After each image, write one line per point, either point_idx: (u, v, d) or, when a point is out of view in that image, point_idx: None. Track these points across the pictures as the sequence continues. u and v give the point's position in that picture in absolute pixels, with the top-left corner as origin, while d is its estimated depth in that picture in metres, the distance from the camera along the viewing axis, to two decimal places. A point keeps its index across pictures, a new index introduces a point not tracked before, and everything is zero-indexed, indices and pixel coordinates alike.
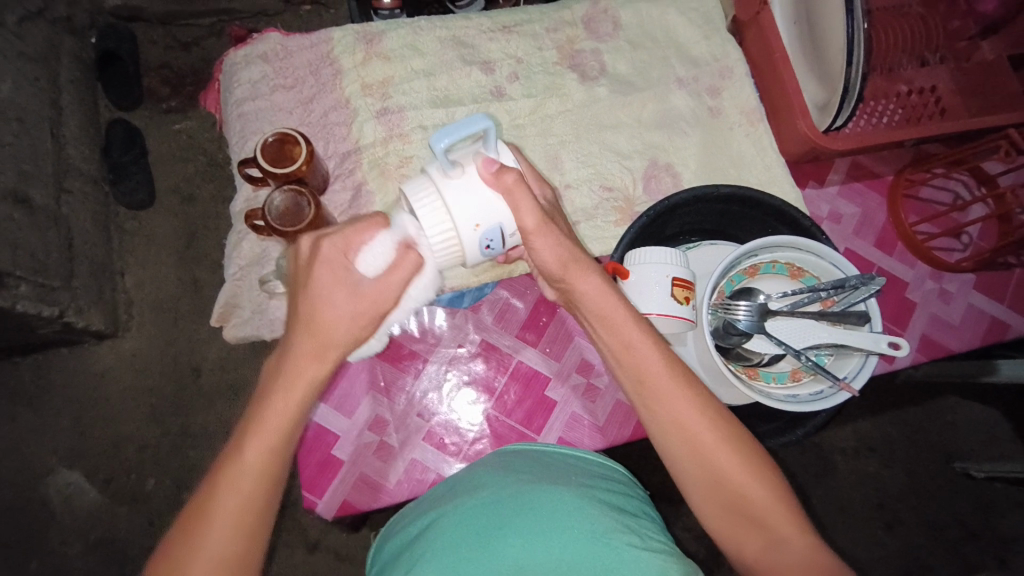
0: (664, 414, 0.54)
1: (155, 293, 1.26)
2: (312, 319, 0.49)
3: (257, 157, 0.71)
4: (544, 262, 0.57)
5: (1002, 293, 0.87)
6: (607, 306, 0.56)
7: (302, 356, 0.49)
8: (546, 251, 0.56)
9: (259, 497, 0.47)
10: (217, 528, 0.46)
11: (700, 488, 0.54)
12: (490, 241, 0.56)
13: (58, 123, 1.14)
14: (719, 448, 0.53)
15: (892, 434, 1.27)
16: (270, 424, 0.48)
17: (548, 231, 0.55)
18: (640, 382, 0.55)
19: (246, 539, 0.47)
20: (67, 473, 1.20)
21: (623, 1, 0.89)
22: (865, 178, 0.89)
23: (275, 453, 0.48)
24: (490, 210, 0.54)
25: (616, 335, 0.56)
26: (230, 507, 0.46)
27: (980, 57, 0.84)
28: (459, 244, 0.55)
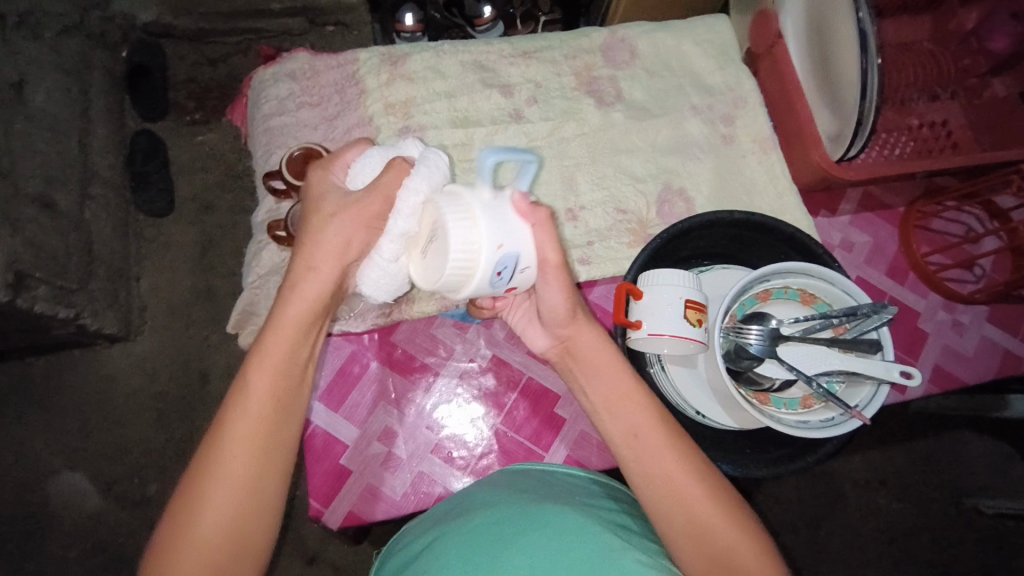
0: (648, 464, 0.55)
1: (169, 300, 1.28)
2: (312, 245, 0.53)
3: (283, 170, 0.74)
4: (551, 305, 0.58)
5: (1015, 326, 0.86)
6: (598, 355, 0.60)
7: (300, 279, 0.54)
8: (555, 293, 0.58)
9: (264, 424, 0.51)
10: (227, 462, 0.49)
11: (686, 541, 0.53)
12: (503, 268, 0.51)
13: (87, 132, 1.18)
14: (703, 498, 0.53)
15: (903, 467, 1.25)
16: (271, 358, 0.52)
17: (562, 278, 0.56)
18: (627, 431, 0.57)
19: (254, 463, 0.50)
20: (70, 476, 1.20)
21: (640, 31, 0.92)
22: (877, 209, 0.90)
23: (277, 385, 0.52)
24: (518, 237, 0.51)
25: (608, 380, 0.59)
26: (239, 440, 0.50)
27: (991, 93, 0.86)
28: (476, 259, 0.50)
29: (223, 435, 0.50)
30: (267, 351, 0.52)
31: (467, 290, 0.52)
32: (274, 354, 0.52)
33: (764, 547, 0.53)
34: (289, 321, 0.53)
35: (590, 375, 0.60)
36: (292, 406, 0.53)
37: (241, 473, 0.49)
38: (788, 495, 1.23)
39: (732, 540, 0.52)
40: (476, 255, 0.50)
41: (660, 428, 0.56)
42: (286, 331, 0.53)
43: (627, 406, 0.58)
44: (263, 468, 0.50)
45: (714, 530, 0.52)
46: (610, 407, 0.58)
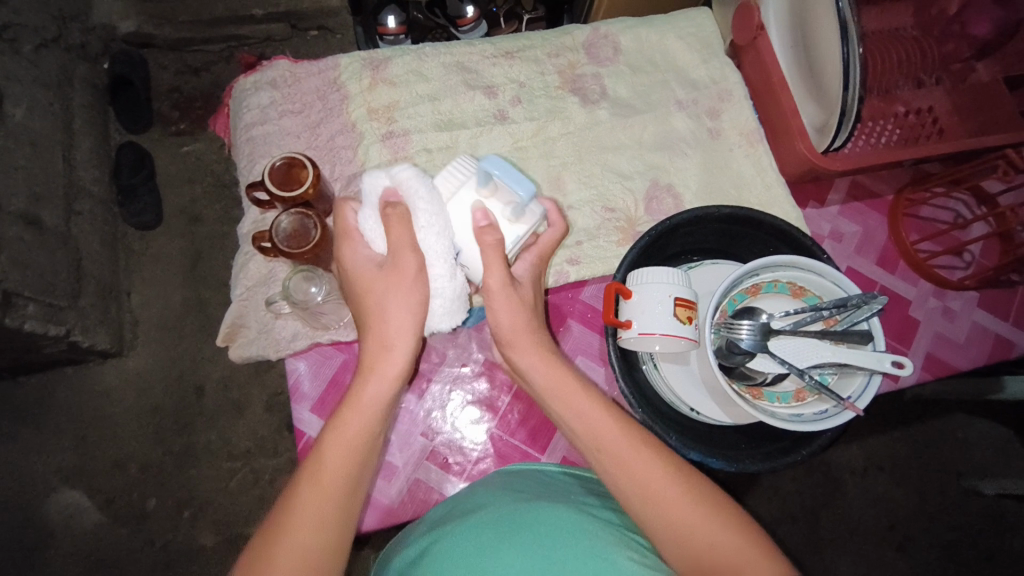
0: (616, 469, 0.56)
1: (160, 313, 1.27)
2: (385, 327, 0.56)
3: (265, 180, 0.72)
4: (499, 322, 0.60)
5: (1006, 311, 0.86)
6: (553, 374, 0.60)
7: (376, 359, 0.57)
8: (502, 311, 0.59)
9: (338, 496, 0.53)
10: (301, 531, 0.51)
11: (666, 541, 0.52)
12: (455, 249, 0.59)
13: (70, 147, 1.16)
14: (682, 499, 0.53)
15: (901, 453, 1.26)
16: (349, 433, 0.55)
17: (508, 294, 0.58)
18: (593, 442, 0.57)
19: (327, 535, 0.52)
20: (68, 494, 1.19)
21: (622, 27, 0.91)
22: (865, 198, 0.90)
23: (352, 458, 0.54)
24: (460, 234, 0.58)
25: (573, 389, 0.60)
26: (315, 513, 0.52)
27: (976, 78, 0.86)
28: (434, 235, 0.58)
29: (300, 506, 0.52)
30: (345, 426, 0.55)
31: None
32: (351, 431, 0.55)
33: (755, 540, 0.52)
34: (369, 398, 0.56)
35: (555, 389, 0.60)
36: (360, 480, 0.55)
37: (311, 542, 0.51)
38: (788, 485, 1.24)
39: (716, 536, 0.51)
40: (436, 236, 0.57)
41: (627, 434, 0.57)
42: (363, 408, 0.56)
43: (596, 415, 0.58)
44: (333, 538, 0.52)
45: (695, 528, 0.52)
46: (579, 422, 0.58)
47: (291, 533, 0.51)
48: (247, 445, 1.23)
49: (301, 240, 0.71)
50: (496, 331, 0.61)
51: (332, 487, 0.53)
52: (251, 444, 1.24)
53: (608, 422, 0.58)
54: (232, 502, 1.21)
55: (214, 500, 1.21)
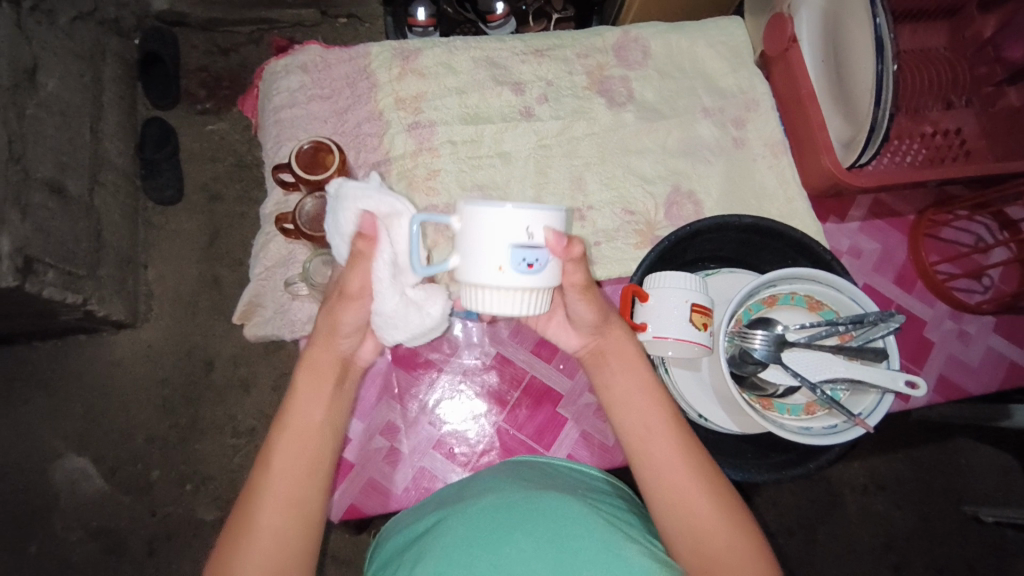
0: (643, 458, 0.59)
1: (176, 287, 1.29)
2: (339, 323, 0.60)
3: (291, 163, 0.73)
4: (579, 314, 0.61)
5: (1021, 337, 0.86)
6: (626, 351, 0.63)
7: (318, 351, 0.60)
8: (580, 305, 0.60)
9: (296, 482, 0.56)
10: (261, 517, 0.54)
11: (682, 543, 0.55)
12: (537, 257, 0.53)
13: (98, 119, 1.18)
14: (699, 501, 0.56)
15: (902, 474, 1.25)
16: (299, 422, 0.58)
17: (587, 294, 0.59)
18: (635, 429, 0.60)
19: (285, 513, 0.54)
20: (74, 459, 1.22)
21: (653, 31, 0.91)
22: (887, 216, 0.89)
23: (306, 439, 0.57)
24: (497, 248, 0.53)
25: (627, 368, 0.62)
26: (272, 494, 0.54)
27: (1005, 103, 0.88)
28: (511, 288, 0.54)
29: (259, 489, 0.55)
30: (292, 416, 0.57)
31: (531, 286, 0.55)
32: (305, 417, 0.58)
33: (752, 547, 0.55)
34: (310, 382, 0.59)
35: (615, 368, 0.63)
36: (318, 458, 0.57)
37: (274, 529, 0.54)
38: (787, 499, 1.23)
39: (723, 541, 0.54)
40: (512, 291, 0.55)
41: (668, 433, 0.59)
42: (307, 397, 0.59)
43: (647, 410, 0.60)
44: (294, 515, 0.55)
45: (707, 525, 0.55)
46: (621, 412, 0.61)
47: (251, 512, 0.54)
48: (252, 424, 1.25)
49: (323, 223, 0.71)
50: (577, 321, 0.62)
51: (287, 477, 0.55)
52: (257, 422, 1.25)
53: (658, 415, 0.60)
54: (234, 478, 1.23)
55: (218, 475, 1.23)
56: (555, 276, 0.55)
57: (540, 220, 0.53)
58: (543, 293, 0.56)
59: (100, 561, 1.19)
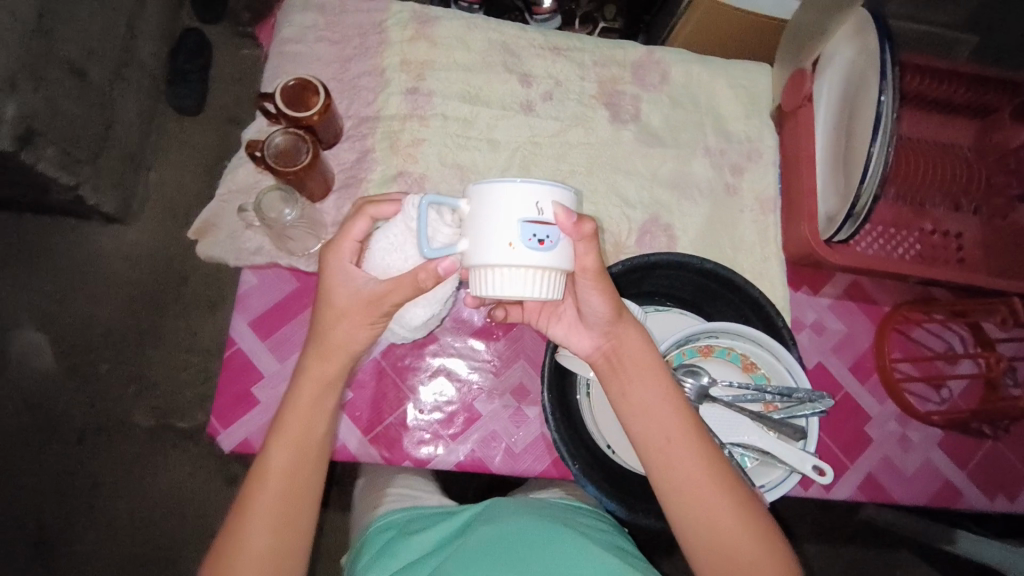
0: (664, 465, 0.57)
1: (170, 196, 1.31)
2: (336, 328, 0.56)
3: (275, 95, 0.73)
4: (595, 309, 0.57)
5: (965, 459, 0.83)
6: (641, 354, 0.59)
7: (328, 335, 0.56)
8: (597, 299, 0.55)
9: (284, 496, 0.56)
10: (266, 497, 0.55)
11: (710, 555, 0.55)
12: (551, 234, 0.48)
13: (138, 15, 1.19)
14: (724, 508, 0.55)
15: (828, 567, 1.22)
16: (302, 406, 0.57)
17: (601, 287, 0.54)
18: (661, 435, 0.57)
19: (289, 495, 0.56)
20: (30, 333, 1.24)
21: (677, 58, 0.89)
22: (861, 300, 0.86)
23: (305, 418, 0.57)
24: (502, 222, 0.48)
25: (649, 388, 0.59)
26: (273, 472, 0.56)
27: (1015, 218, 0.85)
28: (523, 266, 0.49)
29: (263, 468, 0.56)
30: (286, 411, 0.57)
31: (548, 267, 0.49)
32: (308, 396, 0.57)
33: (770, 548, 0.55)
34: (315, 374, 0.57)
35: (633, 379, 0.59)
36: (318, 438, 0.58)
37: (269, 522, 0.55)
38: None
39: (746, 549, 0.55)
40: (526, 272, 0.49)
41: (687, 443, 0.57)
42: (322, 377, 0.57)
43: (659, 424, 0.58)
44: (295, 490, 0.56)
45: (727, 532, 0.55)
46: (640, 424, 0.58)
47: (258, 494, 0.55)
48: (207, 345, 1.26)
49: (287, 160, 0.71)
50: (594, 317, 0.58)
51: (283, 468, 0.56)
52: (211, 345, 1.26)
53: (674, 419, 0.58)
54: (176, 394, 1.23)
55: (161, 386, 1.23)
56: (568, 254, 0.50)
57: (547, 193, 0.49)
58: (560, 277, 0.51)
59: (28, 438, 1.20)
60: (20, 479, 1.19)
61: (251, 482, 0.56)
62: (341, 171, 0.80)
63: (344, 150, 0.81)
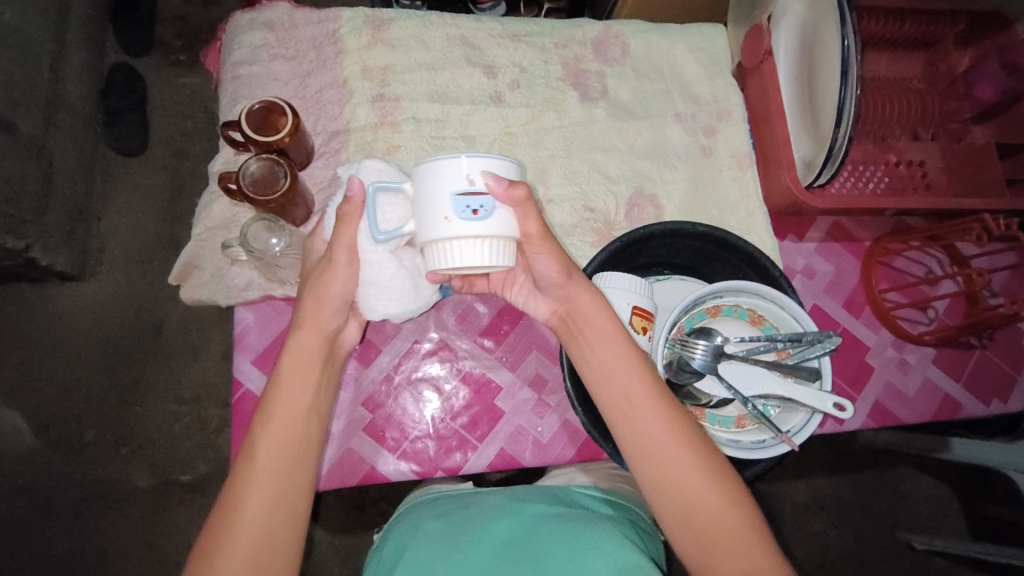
0: (634, 425, 0.58)
1: (130, 242, 1.24)
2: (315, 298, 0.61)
3: (240, 122, 0.69)
4: (545, 271, 0.61)
5: (959, 372, 0.87)
6: (595, 315, 0.61)
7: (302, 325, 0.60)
8: (546, 262, 0.60)
9: (268, 512, 0.54)
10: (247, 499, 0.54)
11: (673, 500, 0.55)
12: (482, 202, 0.53)
13: (60, 57, 1.12)
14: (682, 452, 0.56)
15: (842, 495, 1.28)
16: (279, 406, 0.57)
17: (547, 246, 0.59)
18: (622, 392, 0.59)
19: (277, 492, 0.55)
20: (6, 410, 1.17)
21: (634, 30, 0.90)
22: (844, 240, 0.90)
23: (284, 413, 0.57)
24: (437, 197, 0.53)
25: (609, 353, 0.60)
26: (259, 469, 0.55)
27: (970, 140, 0.90)
28: (463, 237, 0.54)
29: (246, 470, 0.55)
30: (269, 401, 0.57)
31: (487, 234, 0.54)
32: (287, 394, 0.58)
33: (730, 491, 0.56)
34: (293, 369, 0.59)
35: (590, 340, 0.61)
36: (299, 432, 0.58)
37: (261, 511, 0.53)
38: None
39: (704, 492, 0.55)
40: (472, 242, 0.54)
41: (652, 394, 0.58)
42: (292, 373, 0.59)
43: (624, 380, 0.59)
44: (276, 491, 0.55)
45: (687, 475, 0.55)
46: (606, 382, 0.60)
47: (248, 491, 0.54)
48: (198, 391, 1.21)
49: (267, 188, 0.68)
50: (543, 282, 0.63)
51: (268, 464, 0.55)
52: (203, 390, 1.21)
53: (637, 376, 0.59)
54: (174, 445, 1.19)
55: (157, 440, 1.18)
56: (506, 221, 0.54)
57: (481, 166, 0.53)
58: (507, 242, 0.55)
59: (25, 518, 1.14)
60: (24, 562, 1.13)
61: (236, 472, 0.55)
62: (321, 190, 0.78)
63: (319, 168, 0.78)
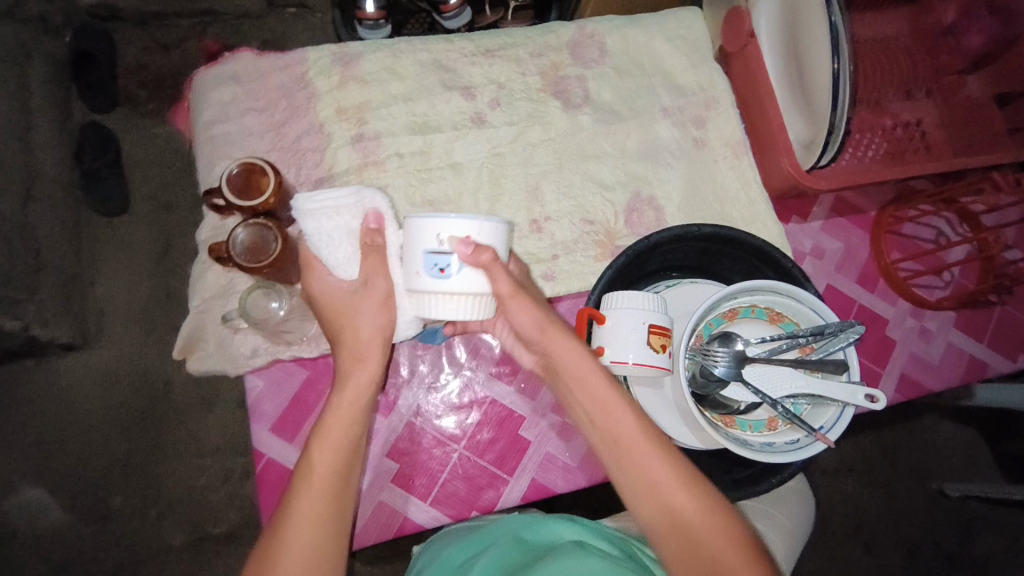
0: (634, 469, 0.57)
1: (127, 303, 1.22)
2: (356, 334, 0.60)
3: (222, 189, 0.67)
4: (521, 326, 0.60)
5: (981, 332, 0.86)
6: (575, 360, 0.59)
7: (353, 360, 0.60)
8: (521, 315, 0.58)
9: (321, 538, 0.54)
10: (299, 525, 0.53)
11: (676, 545, 0.54)
12: (446, 261, 0.54)
13: (26, 128, 1.09)
14: (679, 492, 0.55)
15: (872, 456, 1.28)
16: (345, 425, 0.57)
17: (521, 298, 0.58)
18: (611, 436, 0.58)
19: (324, 519, 0.54)
20: (31, 488, 1.16)
21: (609, 27, 0.87)
22: (849, 214, 0.88)
23: (346, 443, 0.57)
24: (415, 252, 0.56)
25: (594, 400, 0.59)
26: (314, 497, 0.54)
27: (967, 93, 0.87)
28: (434, 293, 0.57)
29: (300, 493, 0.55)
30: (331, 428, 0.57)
31: (453, 289, 0.56)
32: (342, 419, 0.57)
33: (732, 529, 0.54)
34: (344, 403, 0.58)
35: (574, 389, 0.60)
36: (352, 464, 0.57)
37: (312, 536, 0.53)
38: None
39: (707, 532, 0.54)
40: (445, 297, 0.57)
41: (646, 436, 0.57)
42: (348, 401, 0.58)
43: (620, 421, 0.58)
44: (326, 523, 0.54)
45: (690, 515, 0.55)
46: (602, 423, 0.59)
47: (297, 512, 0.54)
48: (217, 442, 1.19)
49: (259, 255, 0.65)
50: (519, 334, 0.61)
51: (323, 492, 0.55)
52: (222, 441, 1.19)
53: (629, 419, 0.58)
54: (202, 500, 1.18)
55: (184, 496, 1.18)
56: (472, 278, 0.55)
57: (454, 226, 0.55)
58: (478, 296, 0.57)
59: None
60: None
61: (294, 491, 0.55)
62: None
63: None
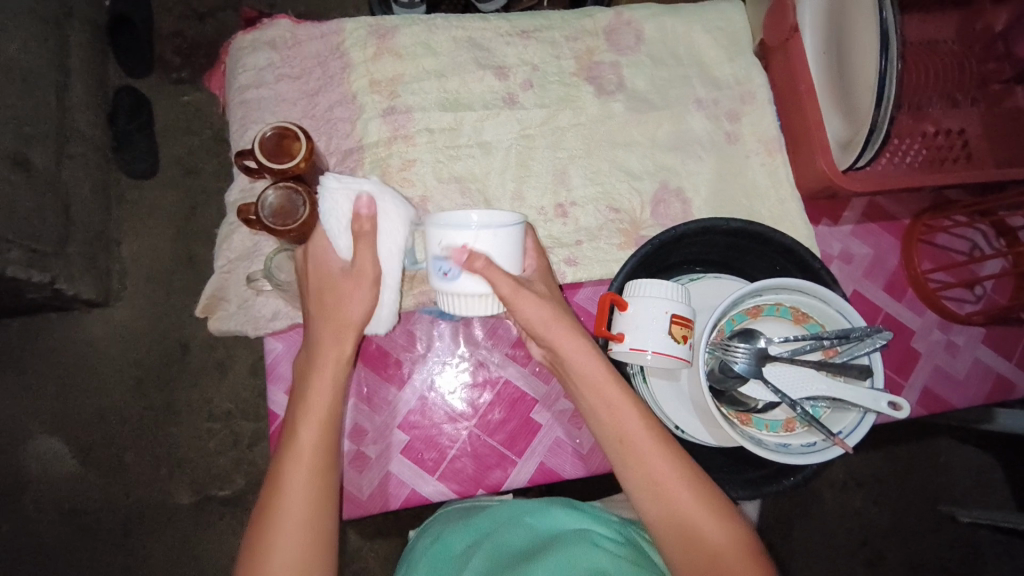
0: (636, 468, 0.57)
1: (150, 265, 1.24)
2: (333, 312, 0.64)
3: (254, 151, 0.66)
4: (528, 321, 0.60)
5: (1010, 350, 0.84)
6: (580, 357, 0.59)
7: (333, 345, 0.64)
8: (530, 310, 0.59)
9: (312, 517, 0.57)
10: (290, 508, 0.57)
11: (674, 541, 0.55)
12: (448, 265, 0.58)
13: (64, 86, 1.10)
14: (681, 492, 0.56)
15: (882, 471, 1.26)
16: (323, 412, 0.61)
17: (526, 294, 0.58)
18: (616, 435, 0.58)
19: (314, 502, 0.58)
20: (46, 438, 1.19)
21: (648, 15, 0.86)
22: (881, 220, 0.86)
23: (329, 427, 0.60)
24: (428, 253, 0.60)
25: (597, 397, 0.59)
26: (299, 480, 0.58)
27: (1013, 103, 0.84)
28: (445, 293, 0.60)
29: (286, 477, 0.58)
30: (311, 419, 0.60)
31: (455, 292, 0.60)
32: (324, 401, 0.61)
33: (730, 526, 0.55)
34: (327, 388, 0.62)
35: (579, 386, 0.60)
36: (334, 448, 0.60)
37: (303, 516, 0.57)
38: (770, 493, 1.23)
39: (704, 530, 0.55)
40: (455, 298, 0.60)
41: (649, 435, 0.58)
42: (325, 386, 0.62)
43: (625, 420, 0.58)
44: (314, 502, 0.58)
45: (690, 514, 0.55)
46: (608, 422, 0.59)
47: (287, 498, 0.57)
48: (230, 405, 1.21)
49: (290, 219, 0.64)
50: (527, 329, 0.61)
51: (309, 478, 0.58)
52: (234, 404, 1.22)
53: (634, 418, 0.58)
54: (211, 461, 1.20)
55: (194, 455, 1.20)
56: (472, 283, 0.58)
57: (456, 234, 0.57)
58: (483, 297, 0.60)
59: (74, 542, 1.17)
60: None
61: (280, 482, 0.58)
62: None
63: None
